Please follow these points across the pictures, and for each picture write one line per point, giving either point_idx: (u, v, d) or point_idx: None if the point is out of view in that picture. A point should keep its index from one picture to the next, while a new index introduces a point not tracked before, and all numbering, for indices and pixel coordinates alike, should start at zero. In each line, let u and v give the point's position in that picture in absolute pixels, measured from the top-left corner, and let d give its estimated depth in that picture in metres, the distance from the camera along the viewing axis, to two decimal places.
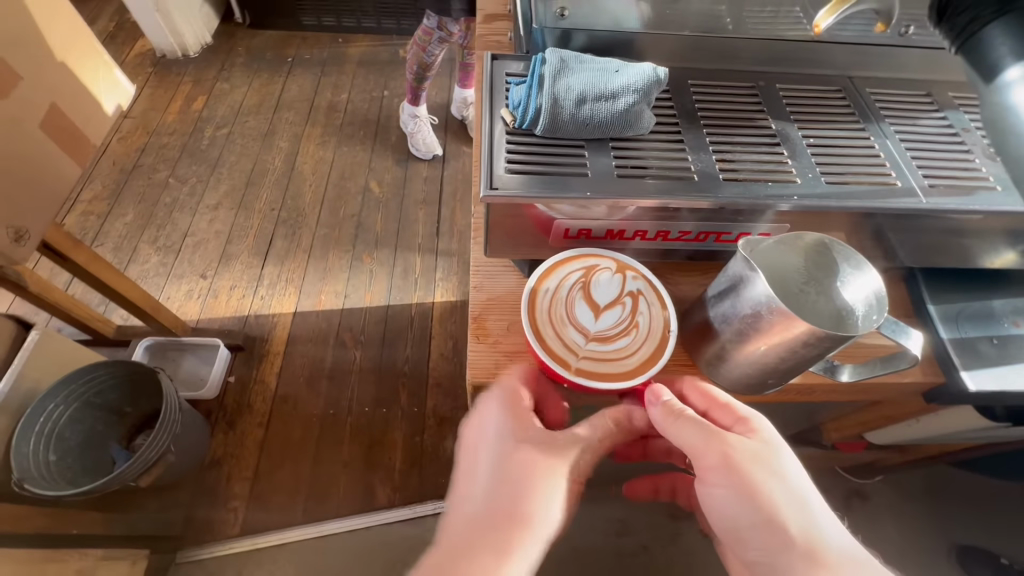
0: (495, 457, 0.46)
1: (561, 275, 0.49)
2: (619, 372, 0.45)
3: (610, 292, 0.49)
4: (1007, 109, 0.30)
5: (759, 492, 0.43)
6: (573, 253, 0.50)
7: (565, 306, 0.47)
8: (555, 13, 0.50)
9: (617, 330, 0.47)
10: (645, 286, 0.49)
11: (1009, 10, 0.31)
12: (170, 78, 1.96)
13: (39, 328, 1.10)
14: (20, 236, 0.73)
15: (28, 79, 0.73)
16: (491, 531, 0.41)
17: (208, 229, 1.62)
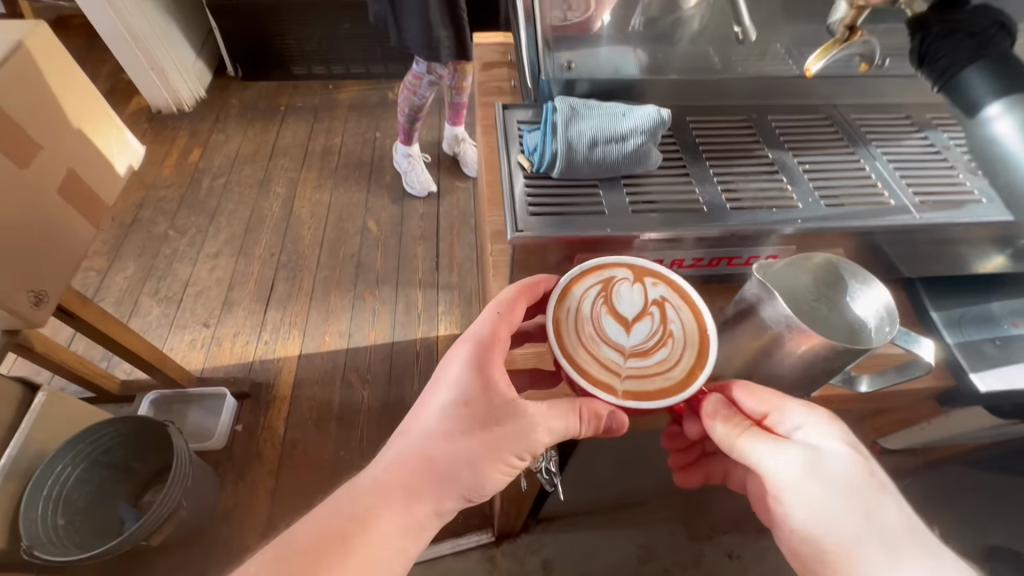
0: (446, 411, 0.47)
1: (581, 294, 0.47)
2: (669, 386, 0.44)
3: (635, 302, 0.47)
4: (996, 141, 0.34)
5: (833, 496, 0.45)
6: (586, 269, 0.48)
7: (597, 328, 0.46)
8: (562, 66, 0.55)
9: (652, 340, 0.46)
10: (666, 288, 0.48)
11: (983, 54, 0.34)
12: (165, 132, 2.01)
13: (45, 389, 1.09)
14: (38, 298, 0.75)
15: (47, 148, 0.75)
16: (423, 487, 0.45)
17: (209, 277, 1.63)
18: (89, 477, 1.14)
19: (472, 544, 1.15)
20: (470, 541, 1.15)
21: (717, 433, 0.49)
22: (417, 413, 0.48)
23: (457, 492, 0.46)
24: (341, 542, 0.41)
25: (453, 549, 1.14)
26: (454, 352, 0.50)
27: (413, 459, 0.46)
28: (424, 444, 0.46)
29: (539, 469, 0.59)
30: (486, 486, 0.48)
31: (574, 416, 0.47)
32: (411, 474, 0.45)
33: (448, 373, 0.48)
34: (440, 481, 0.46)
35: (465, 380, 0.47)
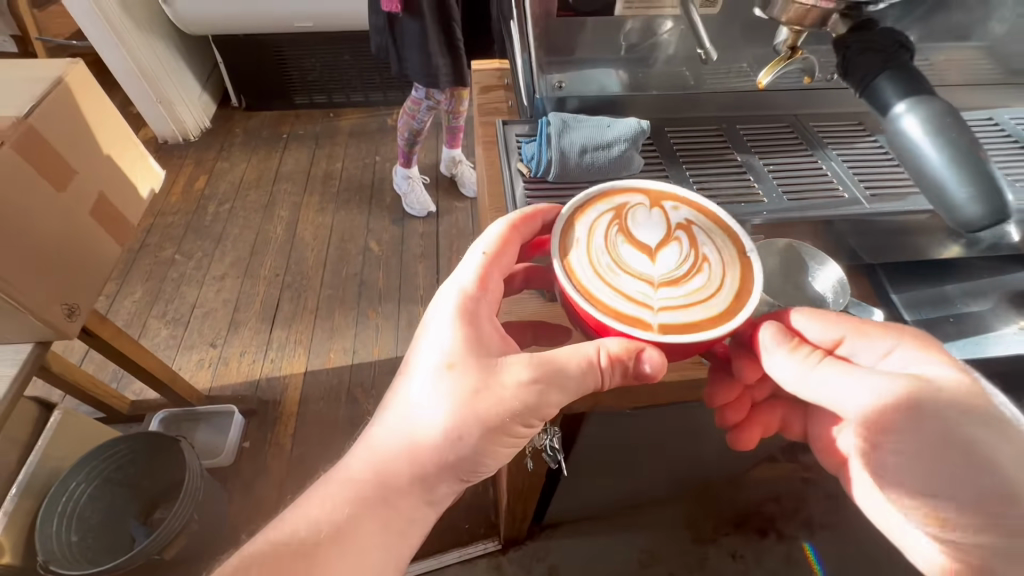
0: (428, 377, 0.46)
1: (599, 230, 0.49)
2: (712, 315, 0.44)
3: (658, 233, 0.49)
4: (908, 138, 0.38)
5: (932, 417, 0.42)
6: (598, 205, 0.51)
7: (618, 258, 0.47)
8: (553, 85, 0.62)
9: (686, 267, 0.47)
10: (687, 214, 0.51)
11: (890, 64, 0.39)
12: (172, 161, 2.09)
13: (61, 407, 1.11)
14: (71, 311, 0.80)
15: (81, 172, 0.82)
16: (415, 472, 0.45)
17: (215, 299, 1.68)
18: (102, 494, 1.12)
19: (478, 553, 1.17)
20: (476, 550, 1.17)
21: (783, 366, 0.47)
22: (400, 385, 0.48)
23: (451, 473, 0.46)
24: (335, 526, 0.43)
25: (459, 557, 1.16)
26: (441, 310, 0.49)
27: (401, 441, 0.46)
28: (412, 420, 0.46)
29: (544, 447, 0.63)
30: (484, 465, 0.48)
31: (589, 372, 0.45)
32: (398, 462, 0.45)
33: (433, 336, 0.48)
34: (433, 464, 0.46)
35: (452, 340, 0.47)
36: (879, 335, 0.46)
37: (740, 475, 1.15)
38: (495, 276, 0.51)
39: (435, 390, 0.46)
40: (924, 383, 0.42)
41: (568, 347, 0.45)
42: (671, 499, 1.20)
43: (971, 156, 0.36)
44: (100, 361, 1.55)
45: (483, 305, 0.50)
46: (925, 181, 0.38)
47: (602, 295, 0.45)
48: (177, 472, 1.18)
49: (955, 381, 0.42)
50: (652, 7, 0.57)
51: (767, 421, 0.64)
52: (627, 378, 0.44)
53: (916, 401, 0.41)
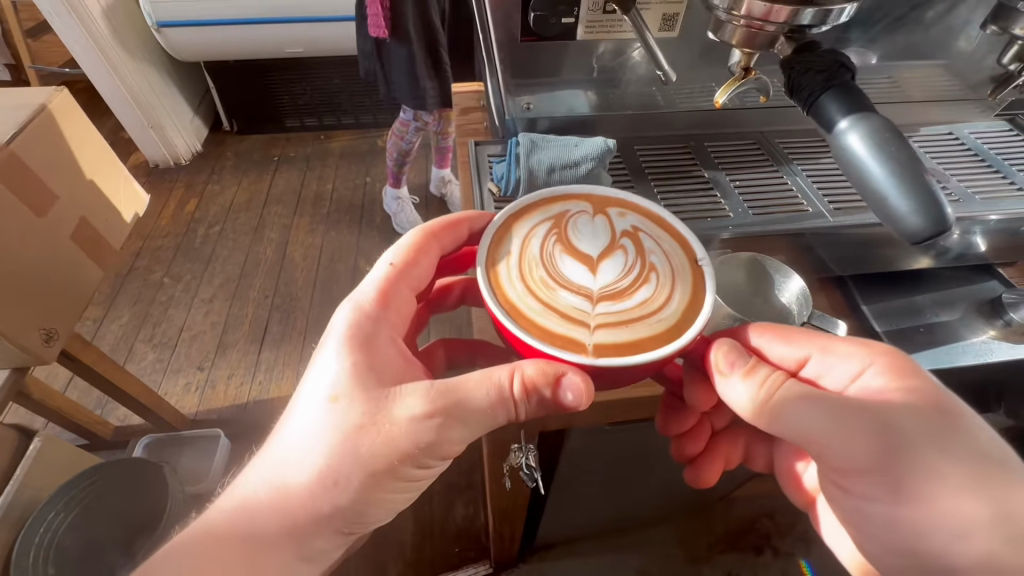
0: (315, 412, 0.45)
1: (535, 244, 0.50)
2: (653, 331, 0.45)
3: (600, 244, 0.50)
4: (851, 152, 0.39)
5: (901, 444, 0.42)
6: (541, 219, 0.52)
7: (557, 273, 0.48)
8: (523, 107, 0.63)
9: (629, 280, 0.48)
10: (633, 218, 0.52)
11: (831, 84, 0.41)
12: (163, 185, 2.09)
13: (42, 433, 1.09)
14: (49, 336, 0.79)
15: (63, 198, 0.82)
16: (287, 529, 0.43)
17: (204, 321, 1.67)
18: (86, 522, 1.06)
19: None
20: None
21: (739, 391, 0.44)
22: (286, 420, 0.46)
23: (331, 525, 0.45)
24: (236, 569, 0.41)
25: None
26: (336, 332, 0.48)
27: (271, 490, 0.44)
28: (287, 460, 0.44)
29: (519, 464, 0.62)
30: (370, 513, 0.47)
31: (497, 402, 0.44)
32: (264, 515, 0.43)
33: (322, 365, 0.47)
34: (306, 515, 0.43)
35: (340, 371, 0.46)
36: (843, 356, 0.46)
37: (730, 492, 1.14)
38: (397, 290, 0.52)
39: (319, 427, 0.44)
40: (883, 406, 0.42)
41: (475, 374, 0.44)
42: (659, 518, 1.18)
43: (912, 168, 0.38)
44: (85, 386, 1.53)
45: (382, 325, 0.49)
46: (870, 194, 0.39)
47: (537, 316, 0.45)
48: (159, 498, 1.14)
49: (919, 407, 0.42)
50: (614, 32, 0.58)
51: (729, 452, 0.66)
52: (543, 408, 0.43)
53: (882, 431, 0.42)
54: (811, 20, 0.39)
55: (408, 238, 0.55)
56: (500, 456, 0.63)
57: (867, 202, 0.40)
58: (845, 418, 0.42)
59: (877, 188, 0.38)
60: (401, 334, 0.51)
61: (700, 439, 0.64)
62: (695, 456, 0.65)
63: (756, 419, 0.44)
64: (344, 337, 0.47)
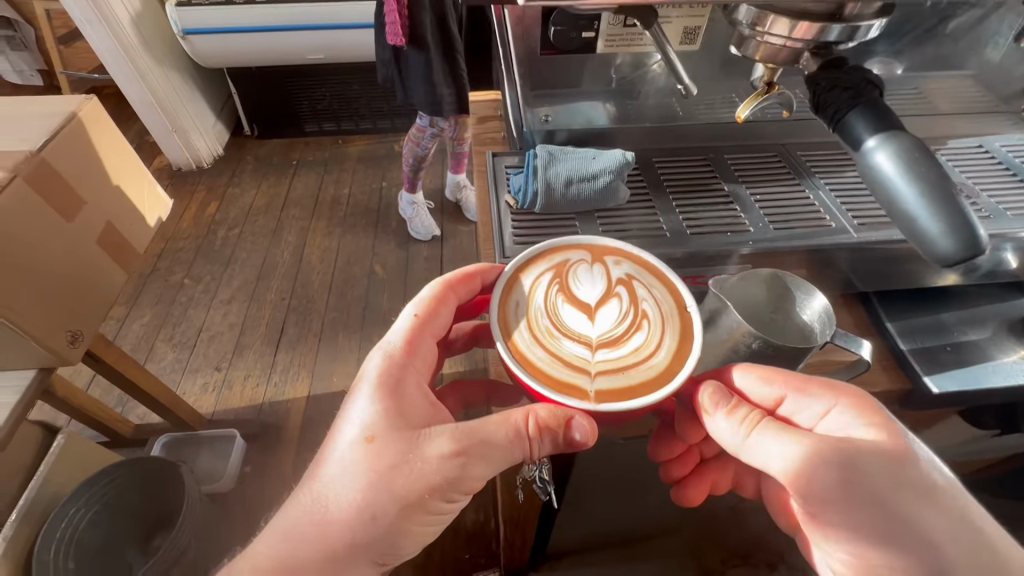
0: (349, 452, 0.45)
1: (538, 292, 0.50)
2: (649, 377, 0.46)
3: (599, 290, 0.51)
4: (878, 171, 0.38)
5: (868, 481, 0.41)
6: (543, 265, 0.52)
7: (559, 322, 0.49)
8: (541, 119, 0.63)
9: (625, 326, 0.49)
10: (628, 267, 0.52)
11: (858, 100, 0.40)
12: (185, 187, 2.14)
13: (65, 431, 1.11)
14: (74, 338, 0.81)
15: (91, 203, 0.85)
16: (326, 556, 0.43)
17: (222, 322, 1.70)
18: (103, 519, 1.09)
19: None
20: None
21: (724, 430, 0.46)
22: (319, 459, 0.47)
23: (365, 555, 0.44)
24: None
25: None
26: (366, 378, 0.49)
27: (309, 520, 0.44)
28: (324, 494, 0.44)
29: (532, 478, 0.60)
30: (402, 546, 0.45)
31: (515, 441, 0.44)
32: (306, 547, 0.43)
33: (352, 408, 0.47)
34: (344, 545, 0.43)
35: (371, 413, 0.46)
36: (817, 396, 0.47)
37: (745, 506, 1.12)
38: (421, 340, 0.52)
39: (354, 468, 0.44)
40: (846, 443, 0.42)
41: (494, 415, 0.46)
42: (672, 532, 1.17)
43: (942, 186, 0.37)
44: (107, 385, 1.57)
45: (409, 371, 0.50)
46: (897, 213, 0.38)
47: (541, 364, 0.46)
48: (176, 498, 1.16)
49: (880, 445, 0.42)
50: (634, 45, 0.58)
51: (717, 478, 0.66)
52: (557, 449, 0.44)
53: (848, 468, 0.41)
54: (837, 37, 0.38)
55: (427, 290, 0.55)
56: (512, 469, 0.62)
57: (894, 220, 0.39)
58: (814, 460, 0.41)
59: (906, 206, 0.37)
60: (425, 379, 0.52)
61: (686, 464, 0.64)
62: (681, 478, 0.65)
63: (736, 453, 0.46)
64: (375, 383, 0.48)
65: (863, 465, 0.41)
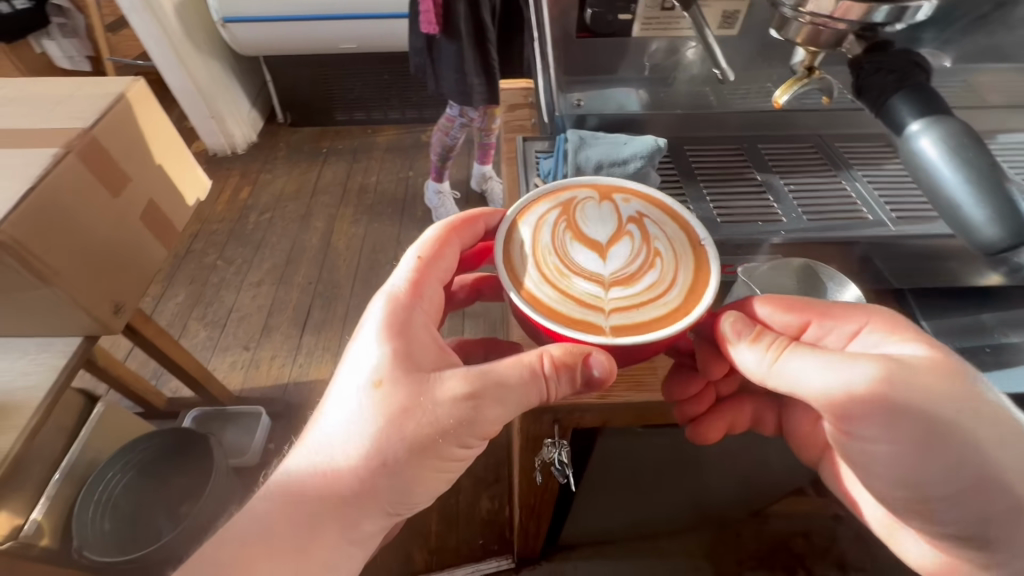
0: (357, 396, 0.46)
1: (546, 232, 0.51)
2: (664, 310, 0.46)
3: (610, 230, 0.52)
4: (920, 158, 0.37)
5: (914, 400, 0.40)
6: (550, 208, 0.53)
7: (569, 259, 0.49)
8: (573, 103, 0.61)
9: (638, 263, 0.50)
10: (637, 205, 0.53)
11: (906, 85, 0.39)
12: (220, 172, 2.21)
13: (104, 400, 1.17)
14: (118, 308, 0.85)
15: (136, 180, 0.89)
16: (335, 505, 0.44)
17: (252, 303, 1.76)
18: (137, 485, 1.15)
19: (490, 571, 1.16)
20: (487, 567, 1.16)
21: (749, 359, 0.46)
22: (324, 406, 0.47)
23: (377, 506, 0.46)
24: (287, 540, 0.43)
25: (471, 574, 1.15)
26: (373, 321, 0.49)
27: (318, 468, 0.45)
28: (335, 430, 0.45)
29: (552, 460, 0.58)
30: (414, 493, 0.47)
31: (532, 381, 0.45)
32: (314, 496, 0.44)
33: (359, 352, 0.48)
34: (354, 494, 0.45)
35: (379, 357, 0.47)
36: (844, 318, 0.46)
37: (761, 507, 1.11)
38: (427, 283, 0.53)
39: (364, 409, 0.45)
40: (884, 360, 0.41)
41: (509, 357, 0.46)
42: (685, 528, 1.17)
43: (989, 171, 0.35)
44: (143, 358, 1.64)
45: (415, 313, 0.51)
46: (942, 204, 0.37)
47: (554, 299, 0.47)
48: (201, 469, 1.18)
49: (923, 360, 0.41)
50: (670, 29, 0.59)
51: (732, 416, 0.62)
52: (574, 389, 0.45)
53: (894, 389, 0.40)
54: (884, 18, 0.37)
55: (431, 233, 0.56)
56: (531, 450, 0.60)
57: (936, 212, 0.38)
58: (847, 379, 0.40)
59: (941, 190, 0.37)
60: (432, 323, 0.53)
61: (703, 403, 0.56)
62: (697, 416, 0.58)
63: (763, 380, 0.46)
64: (383, 325, 0.49)
65: (899, 374, 0.40)
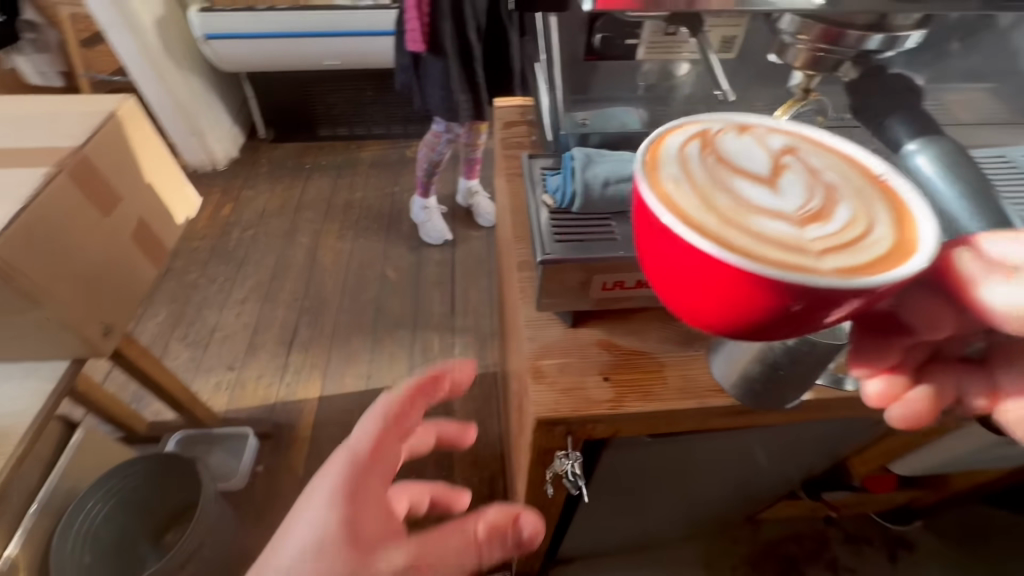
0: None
1: (682, 158, 0.34)
2: (894, 254, 0.29)
3: (763, 160, 0.35)
4: (914, 171, 0.40)
5: None
6: (674, 132, 0.36)
7: (732, 191, 0.32)
8: (578, 122, 0.62)
9: (820, 195, 0.33)
10: (786, 134, 0.37)
11: (898, 107, 0.42)
12: (200, 189, 2.17)
13: (84, 426, 1.12)
14: (107, 331, 0.84)
15: (127, 198, 0.87)
16: None
17: (236, 322, 1.72)
18: (117, 514, 1.10)
19: None
20: None
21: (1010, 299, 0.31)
22: None
23: None
24: None
25: None
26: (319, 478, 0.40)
27: None
28: None
29: (564, 472, 0.58)
30: None
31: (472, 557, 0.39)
32: None
33: (298, 520, 0.38)
34: None
35: (319, 527, 0.37)
36: None
37: (754, 511, 1.13)
38: (390, 439, 0.42)
39: None
40: None
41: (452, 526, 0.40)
42: (681, 537, 1.18)
43: (981, 192, 0.38)
44: (122, 381, 1.59)
45: (371, 476, 0.40)
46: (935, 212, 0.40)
47: (734, 239, 0.29)
48: (192, 495, 1.18)
49: None
50: (671, 53, 0.62)
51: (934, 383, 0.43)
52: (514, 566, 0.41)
53: None
54: (877, 46, 0.41)
55: None
56: (542, 463, 0.60)
57: None
58: None
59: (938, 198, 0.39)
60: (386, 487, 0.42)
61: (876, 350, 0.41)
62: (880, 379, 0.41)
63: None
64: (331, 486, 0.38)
65: None
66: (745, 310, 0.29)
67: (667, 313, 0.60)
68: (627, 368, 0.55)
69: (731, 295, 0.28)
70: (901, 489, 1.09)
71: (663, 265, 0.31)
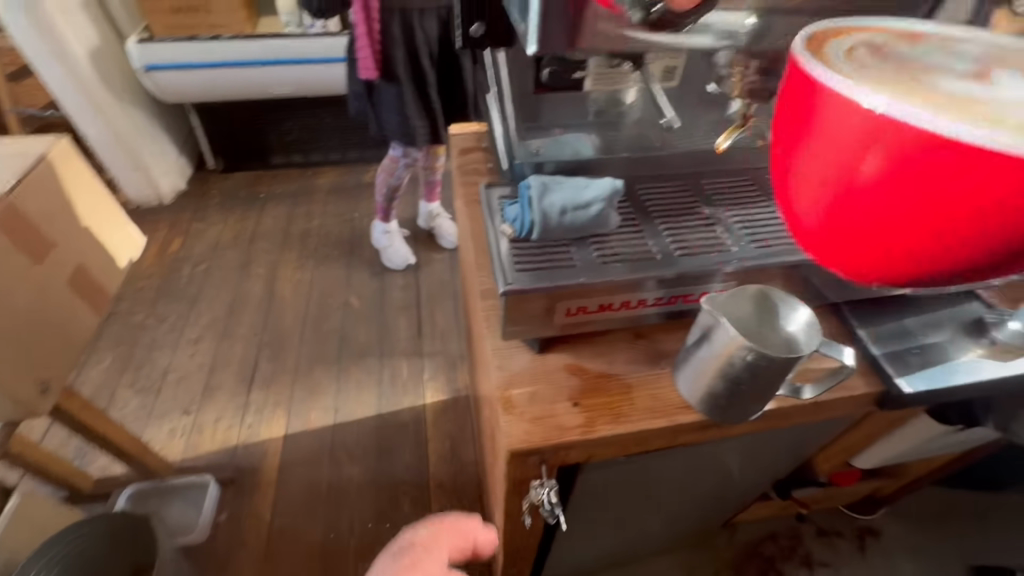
0: None
1: (875, 65, 0.30)
2: None
3: (973, 55, 0.31)
4: None
5: None
6: (852, 41, 0.32)
7: (961, 85, 0.28)
8: (531, 151, 0.63)
9: None
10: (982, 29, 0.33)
11: None
12: (146, 224, 2.07)
13: (21, 490, 1.03)
14: (44, 390, 0.80)
15: (61, 245, 0.82)
16: None
17: (189, 363, 1.63)
18: None
19: None
20: None
21: None
22: None
23: None
24: None
25: None
26: None
27: None
28: None
29: (541, 502, 0.57)
30: None
31: None
32: None
33: None
34: None
35: None
36: None
37: (729, 515, 1.15)
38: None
39: None
40: None
41: None
42: (662, 548, 1.18)
43: None
44: (64, 436, 1.47)
45: None
46: None
47: (979, 121, 0.25)
48: (146, 556, 1.10)
49: None
50: (616, 82, 0.64)
51: None
52: None
53: None
54: None
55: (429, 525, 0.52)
56: (518, 492, 0.59)
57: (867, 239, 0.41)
58: None
59: None
60: None
61: None
62: None
63: None
64: None
65: None
66: (1015, 219, 0.25)
67: (631, 333, 0.61)
68: (595, 392, 0.55)
69: (991, 209, 0.25)
70: (864, 479, 1.14)
71: (857, 203, 0.28)
